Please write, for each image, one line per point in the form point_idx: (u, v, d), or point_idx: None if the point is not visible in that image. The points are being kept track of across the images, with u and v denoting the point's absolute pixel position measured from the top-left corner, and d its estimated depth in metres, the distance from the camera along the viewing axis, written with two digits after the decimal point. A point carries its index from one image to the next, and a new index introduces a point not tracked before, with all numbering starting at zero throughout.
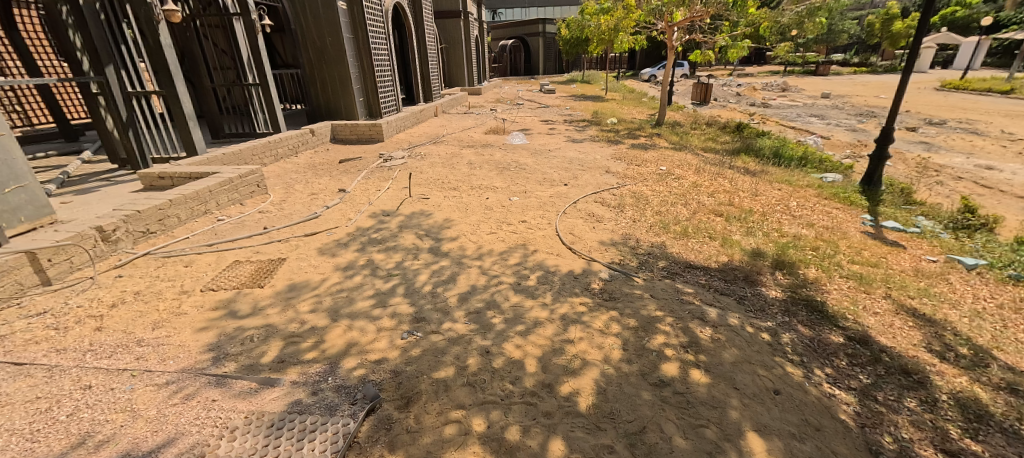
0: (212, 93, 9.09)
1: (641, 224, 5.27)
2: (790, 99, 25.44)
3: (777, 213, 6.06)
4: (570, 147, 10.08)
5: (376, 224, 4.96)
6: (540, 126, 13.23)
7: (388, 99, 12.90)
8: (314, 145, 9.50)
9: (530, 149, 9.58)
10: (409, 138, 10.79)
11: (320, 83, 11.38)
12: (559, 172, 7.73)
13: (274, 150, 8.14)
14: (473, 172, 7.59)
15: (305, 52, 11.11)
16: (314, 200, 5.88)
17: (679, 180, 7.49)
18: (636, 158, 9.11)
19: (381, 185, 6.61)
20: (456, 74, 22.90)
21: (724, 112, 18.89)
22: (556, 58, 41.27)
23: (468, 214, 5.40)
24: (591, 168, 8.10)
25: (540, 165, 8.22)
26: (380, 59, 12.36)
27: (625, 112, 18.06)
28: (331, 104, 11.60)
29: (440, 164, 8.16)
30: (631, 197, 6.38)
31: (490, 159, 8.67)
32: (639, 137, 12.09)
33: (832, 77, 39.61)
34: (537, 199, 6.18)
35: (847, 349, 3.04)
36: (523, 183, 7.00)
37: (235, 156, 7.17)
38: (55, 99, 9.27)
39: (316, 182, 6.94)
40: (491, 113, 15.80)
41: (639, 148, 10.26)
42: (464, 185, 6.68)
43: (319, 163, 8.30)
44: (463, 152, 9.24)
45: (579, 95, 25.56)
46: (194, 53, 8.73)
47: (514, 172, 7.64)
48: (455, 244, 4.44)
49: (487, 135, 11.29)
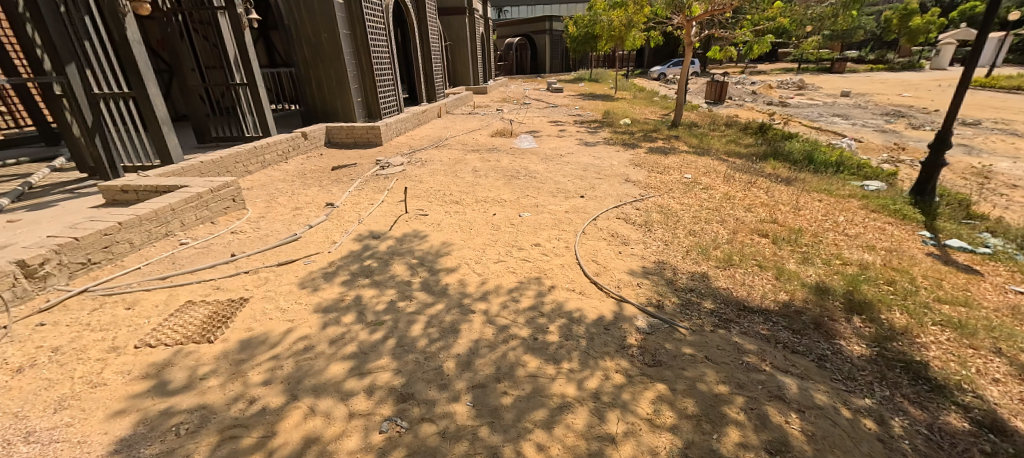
0: (197, 94, 8.42)
1: (675, 248, 4.49)
2: (809, 97, 24.37)
3: (828, 232, 5.23)
4: (583, 152, 9.31)
5: (364, 249, 4.22)
6: (550, 127, 12.46)
7: (388, 99, 12.15)
8: (307, 149, 8.81)
9: (540, 154, 8.83)
10: (409, 142, 10.05)
11: (316, 83, 10.68)
12: (573, 181, 6.97)
13: (259, 156, 7.45)
14: (478, 181, 6.84)
15: (299, 49, 10.40)
16: (297, 217, 5.16)
17: (707, 190, 6.70)
18: (656, 164, 8.32)
19: (375, 197, 5.87)
20: (462, 73, 22.12)
21: (741, 112, 17.98)
22: (563, 56, 40.42)
23: (472, 235, 4.65)
24: (608, 176, 7.33)
25: (552, 172, 7.46)
26: (379, 57, 11.64)
27: (637, 112, 17.21)
28: (327, 105, 10.91)
29: (441, 172, 7.42)
30: (658, 213, 5.59)
31: (497, 165, 7.92)
32: (656, 139, 11.27)
33: (849, 74, 38.36)
34: (551, 215, 5.42)
35: (981, 445, 2.24)
36: (534, 194, 6.24)
37: (214, 165, 6.49)
38: (34, 101, 8.70)
39: (303, 193, 6.23)
40: (498, 114, 15.05)
41: (659, 153, 9.47)
42: (469, 198, 5.94)
43: (309, 171, 7.59)
44: (467, 158, 8.49)
45: (588, 94, 24.72)
46: (177, 51, 8.05)
47: (523, 181, 6.90)
48: (455, 279, 3.69)
49: (493, 138, 10.54)
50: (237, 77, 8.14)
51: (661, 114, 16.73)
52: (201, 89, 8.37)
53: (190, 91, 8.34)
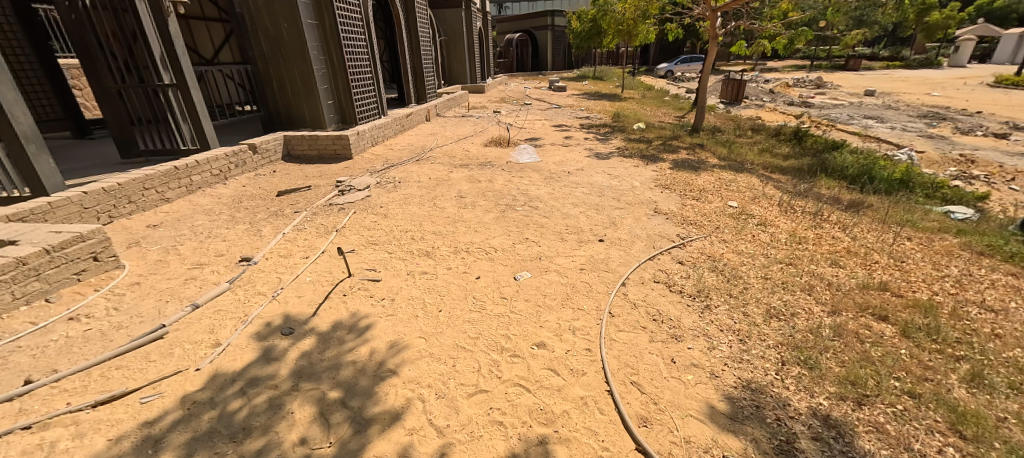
0: (117, 97, 6.82)
1: (759, 353, 2.83)
2: (831, 97, 22.59)
3: (966, 307, 3.56)
4: (595, 167, 7.63)
5: (258, 365, 2.59)
6: (553, 134, 10.79)
7: (365, 102, 10.46)
8: (255, 167, 7.14)
9: (542, 171, 7.16)
10: (385, 155, 8.37)
11: (277, 82, 9.02)
12: (586, 213, 5.32)
13: (181, 178, 5.78)
14: (461, 213, 5.21)
15: (254, 42, 8.67)
16: (185, 285, 3.50)
17: (766, 228, 5.02)
18: (688, 184, 6.65)
19: (315, 246, 4.23)
20: (457, 70, 20.46)
21: (763, 114, 16.22)
22: (565, 53, 38.57)
23: (438, 325, 2.98)
24: (631, 205, 5.66)
25: (558, 198, 5.81)
26: (355, 52, 9.95)
27: (649, 114, 15.51)
28: (291, 110, 9.26)
29: (415, 199, 5.74)
30: (714, 273, 3.92)
31: (488, 187, 6.26)
32: (678, 149, 9.58)
33: (866, 72, 36.52)
34: (560, 277, 3.75)
35: None
36: (535, 237, 4.58)
37: (107, 194, 4.84)
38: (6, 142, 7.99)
39: (220, 236, 4.59)
40: (494, 117, 13.38)
41: (686, 168, 7.81)
42: (444, 245, 4.28)
43: (247, 198, 5.93)
44: (452, 177, 6.83)
45: (593, 93, 22.98)
46: (84, 42, 6.40)
47: (519, 213, 5.25)
48: (395, 448, 2.04)
49: (486, 149, 8.88)
50: (162, 76, 6.53)
51: (676, 117, 15.03)
52: (121, 92, 6.78)
53: (107, 93, 6.73)
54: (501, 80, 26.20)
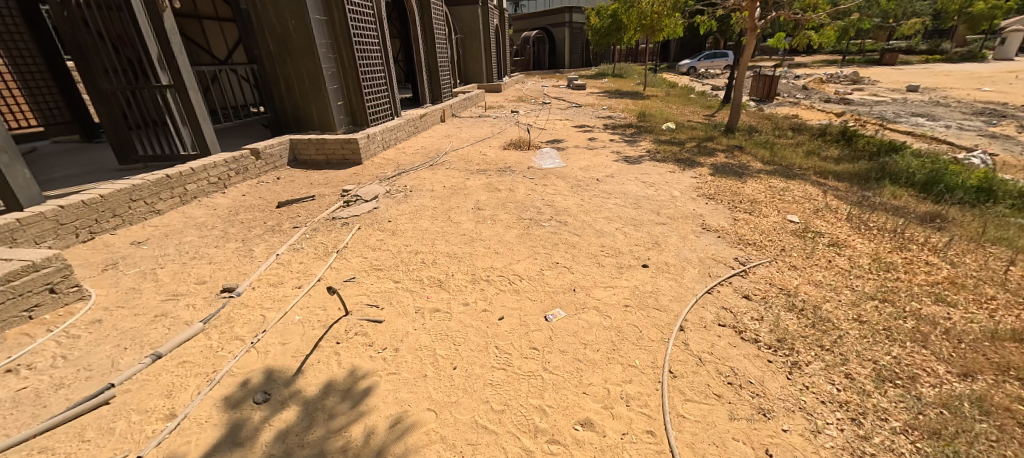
0: (114, 99, 6.42)
1: (886, 445, 2.08)
2: (871, 93, 21.14)
3: None
4: (626, 173, 6.89)
5: (220, 454, 1.98)
6: (576, 135, 10.05)
7: (378, 102, 9.91)
8: (258, 174, 6.63)
9: (568, 178, 6.45)
10: (396, 159, 7.78)
11: (285, 82, 8.54)
12: (623, 229, 4.61)
13: (174, 187, 5.28)
14: (479, 230, 4.56)
15: (261, 42, 8.23)
16: (152, 325, 2.93)
17: (841, 250, 4.21)
18: (735, 193, 5.86)
19: (311, 272, 3.63)
20: (474, 69, 19.88)
21: (800, 112, 15.11)
22: (583, 50, 37.61)
23: (452, 391, 2.33)
24: (674, 220, 4.92)
25: (589, 210, 5.10)
26: (367, 49, 9.40)
27: (676, 113, 14.60)
28: (300, 112, 8.77)
29: (427, 212, 5.10)
30: (792, 313, 3.16)
31: (509, 197, 5.60)
32: (715, 152, 8.75)
33: (904, 66, 34.48)
34: (603, 318, 3.05)
35: None
36: (566, 261, 3.88)
37: (88, 207, 4.35)
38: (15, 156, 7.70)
39: (208, 257, 4.04)
40: (513, 117, 12.71)
41: (728, 174, 7.01)
42: (459, 272, 3.62)
43: (245, 208, 5.39)
44: (469, 184, 6.19)
45: (615, 91, 22.09)
46: (79, 40, 5.98)
47: (545, 230, 4.56)
48: None
49: (506, 152, 8.21)
50: (158, 76, 6.05)
51: (706, 116, 14.08)
52: (119, 94, 6.38)
53: (104, 95, 6.34)
54: (519, 79, 25.54)
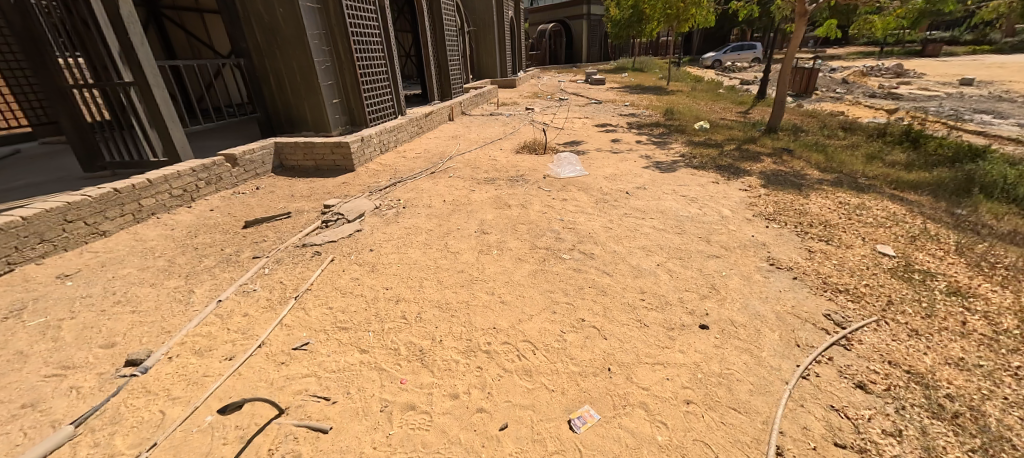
0: (75, 98, 5.65)
1: None
2: (919, 87, 19.35)
3: None
4: (660, 183, 5.81)
5: None
6: (597, 136, 9.01)
7: (379, 99, 8.99)
8: (234, 182, 5.79)
9: (592, 191, 5.42)
10: (395, 165, 6.88)
11: (274, 79, 7.70)
12: (667, 266, 3.58)
13: (125, 203, 4.47)
14: (482, 266, 3.58)
15: (247, 32, 7.37)
16: (6, 428, 2.05)
17: (970, 305, 3.09)
18: (801, 213, 4.73)
19: (253, 333, 2.70)
20: (487, 64, 18.85)
21: (846, 109, 13.68)
22: (601, 43, 36.15)
23: None
24: (730, 253, 3.85)
25: (622, 237, 4.07)
26: (366, 39, 8.47)
27: (706, 110, 13.33)
28: (291, 111, 7.91)
29: (419, 236, 4.15)
30: (944, 425, 2.11)
31: (521, 216, 4.61)
32: (760, 157, 7.59)
33: (949, 58, 32.07)
34: (656, 430, 2.06)
35: None
36: (595, 319, 2.88)
37: (4, 233, 3.53)
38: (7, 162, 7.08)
39: (134, 303, 3.15)
40: (528, 114, 11.70)
41: (782, 185, 5.89)
42: (450, 336, 2.65)
43: (208, 228, 4.55)
44: (473, 197, 5.22)
45: (636, 86, 20.80)
46: (32, 31, 5.23)
47: (567, 266, 3.56)
48: None
49: (518, 156, 7.23)
50: (119, 73, 5.28)
51: (740, 113, 12.80)
52: (80, 92, 5.60)
53: (62, 94, 5.57)
54: (534, 73, 24.38)
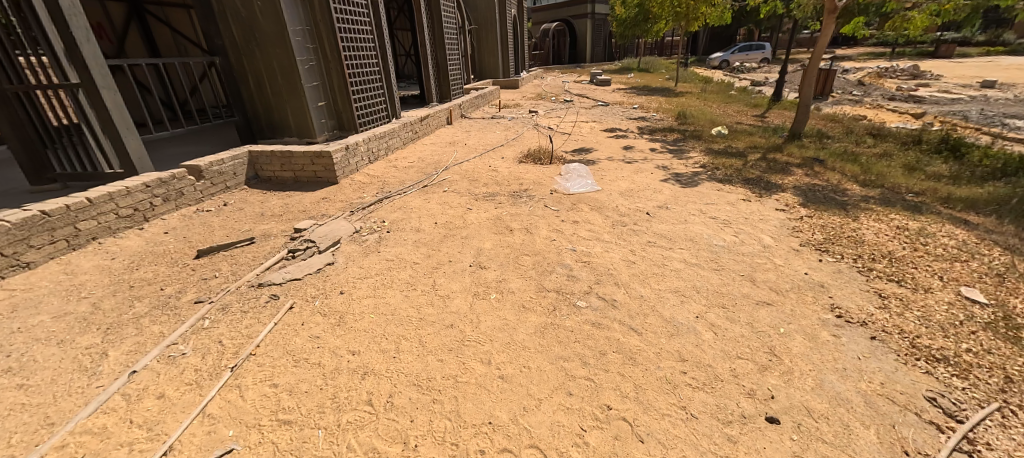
0: (18, 103, 4.94)
1: None
2: (940, 89, 18.54)
3: None
4: (684, 201, 5.09)
5: None
6: (607, 142, 8.29)
7: (370, 101, 8.26)
8: (198, 198, 5.09)
9: (607, 211, 4.71)
10: (384, 176, 6.17)
11: (254, 79, 6.96)
12: (709, 318, 2.86)
13: (56, 228, 3.77)
14: (477, 317, 2.86)
15: (223, 29, 6.67)
16: None
17: None
18: (856, 243, 3.99)
19: (162, 432, 1.98)
20: (489, 63, 18.12)
21: (868, 113, 12.93)
22: (606, 43, 35.37)
23: None
24: (784, 300, 3.10)
25: (648, 276, 3.34)
26: (356, 35, 7.74)
27: (720, 113, 12.59)
28: (273, 115, 7.19)
29: (403, 272, 3.43)
30: None
31: (525, 245, 3.89)
32: (789, 168, 6.86)
33: (963, 59, 31.13)
34: None
35: None
36: (626, 407, 2.15)
37: None
38: None
39: (28, 371, 2.45)
40: (531, 118, 10.98)
41: (823, 202, 5.16)
42: (430, 440, 1.94)
43: (155, 257, 3.86)
44: (470, 219, 4.51)
45: (644, 87, 20.06)
46: None
47: (584, 319, 2.84)
48: None
49: (522, 166, 6.52)
50: (62, 74, 4.57)
51: (756, 118, 12.06)
52: (23, 95, 4.89)
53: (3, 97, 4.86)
54: (537, 73, 23.61)
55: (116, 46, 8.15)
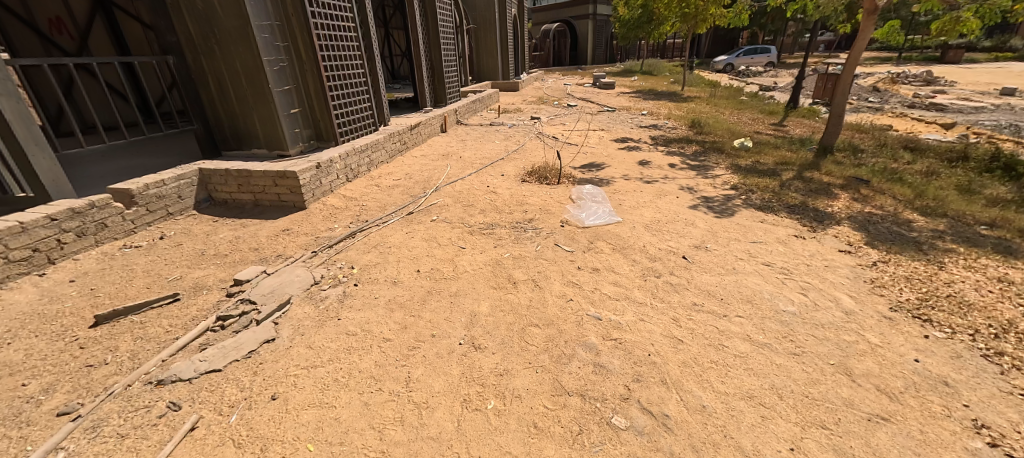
0: None
1: None
2: (959, 96, 17.76)
3: None
4: (724, 237, 4.17)
5: None
6: (620, 156, 7.39)
7: (354, 106, 7.30)
8: (126, 229, 4.14)
9: (632, 253, 3.79)
10: (363, 198, 5.22)
11: (216, 82, 6.00)
12: (810, 453, 1.92)
13: None
14: (465, 450, 1.92)
15: (178, 23, 5.70)
16: None
17: None
18: (962, 308, 3.08)
19: None
20: (488, 65, 17.17)
21: (892, 122, 12.09)
22: (608, 45, 34.54)
23: None
24: (905, 412, 2.18)
25: (706, 369, 2.41)
26: (337, 33, 6.79)
27: (736, 121, 11.72)
28: (237, 123, 6.24)
29: (366, 356, 2.48)
30: None
31: (534, 308, 2.96)
32: (832, 190, 5.97)
33: (971, 64, 30.49)
34: None
35: None
36: None
37: None
38: None
39: None
40: (534, 125, 10.08)
41: (891, 240, 4.26)
42: None
43: (40, 321, 2.90)
44: (462, 264, 3.58)
45: (650, 91, 19.19)
46: None
47: (626, 455, 1.90)
48: None
49: (525, 186, 5.61)
50: None
51: (775, 127, 11.18)
52: None
53: None
54: (538, 74, 22.65)
55: (78, 42, 6.90)
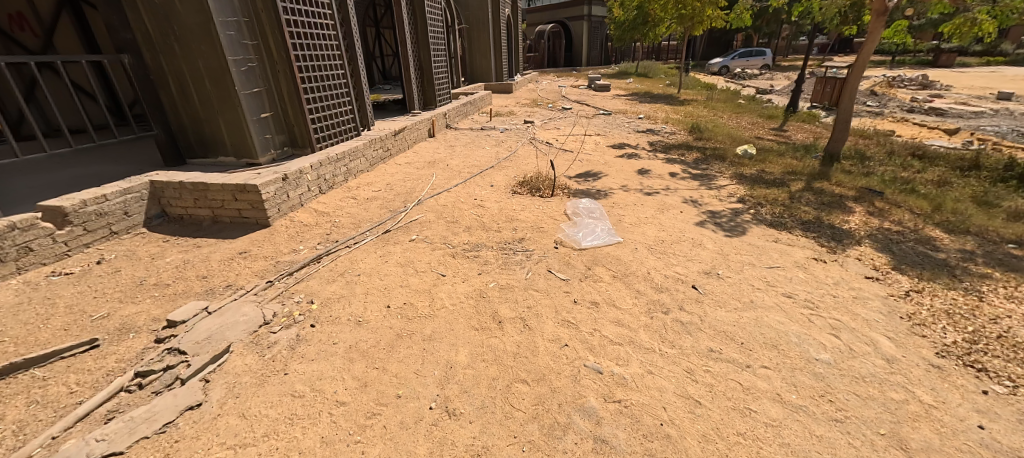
0: None
1: None
2: (957, 101, 17.57)
3: None
4: (736, 261, 3.73)
5: None
6: (617, 164, 6.95)
7: (333, 110, 6.80)
8: (58, 252, 3.61)
9: (635, 282, 3.33)
10: (336, 213, 4.72)
11: (178, 83, 5.46)
12: None
13: None
14: None
15: (134, 18, 5.14)
16: None
17: None
18: (1018, 353, 2.65)
19: None
20: (481, 66, 16.70)
21: (895, 127, 11.78)
22: (603, 46, 34.27)
23: None
24: None
25: (732, 445, 1.95)
26: (313, 30, 6.29)
27: (736, 126, 11.35)
28: (201, 128, 5.71)
29: (311, 430, 2.00)
30: None
31: (522, 358, 2.48)
32: (845, 203, 5.56)
33: (964, 68, 30.53)
34: None
35: None
36: None
37: None
38: None
39: None
40: (527, 130, 9.63)
41: (921, 264, 3.84)
42: None
43: None
44: (440, 297, 3.10)
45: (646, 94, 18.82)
46: None
47: None
48: None
49: (516, 199, 5.14)
50: None
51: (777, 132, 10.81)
52: None
53: None
54: (532, 76, 22.20)
55: (42, 40, 6.25)
